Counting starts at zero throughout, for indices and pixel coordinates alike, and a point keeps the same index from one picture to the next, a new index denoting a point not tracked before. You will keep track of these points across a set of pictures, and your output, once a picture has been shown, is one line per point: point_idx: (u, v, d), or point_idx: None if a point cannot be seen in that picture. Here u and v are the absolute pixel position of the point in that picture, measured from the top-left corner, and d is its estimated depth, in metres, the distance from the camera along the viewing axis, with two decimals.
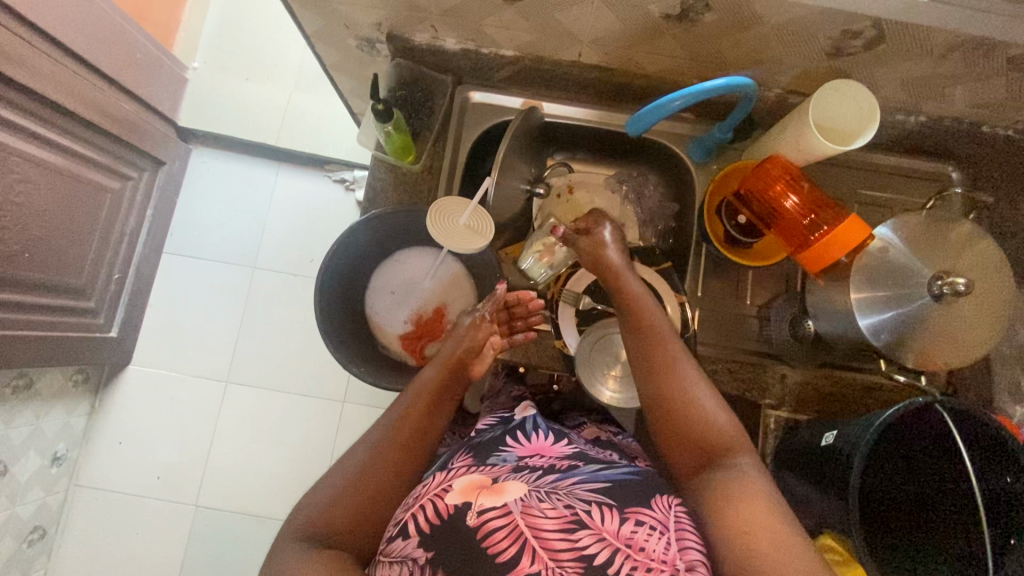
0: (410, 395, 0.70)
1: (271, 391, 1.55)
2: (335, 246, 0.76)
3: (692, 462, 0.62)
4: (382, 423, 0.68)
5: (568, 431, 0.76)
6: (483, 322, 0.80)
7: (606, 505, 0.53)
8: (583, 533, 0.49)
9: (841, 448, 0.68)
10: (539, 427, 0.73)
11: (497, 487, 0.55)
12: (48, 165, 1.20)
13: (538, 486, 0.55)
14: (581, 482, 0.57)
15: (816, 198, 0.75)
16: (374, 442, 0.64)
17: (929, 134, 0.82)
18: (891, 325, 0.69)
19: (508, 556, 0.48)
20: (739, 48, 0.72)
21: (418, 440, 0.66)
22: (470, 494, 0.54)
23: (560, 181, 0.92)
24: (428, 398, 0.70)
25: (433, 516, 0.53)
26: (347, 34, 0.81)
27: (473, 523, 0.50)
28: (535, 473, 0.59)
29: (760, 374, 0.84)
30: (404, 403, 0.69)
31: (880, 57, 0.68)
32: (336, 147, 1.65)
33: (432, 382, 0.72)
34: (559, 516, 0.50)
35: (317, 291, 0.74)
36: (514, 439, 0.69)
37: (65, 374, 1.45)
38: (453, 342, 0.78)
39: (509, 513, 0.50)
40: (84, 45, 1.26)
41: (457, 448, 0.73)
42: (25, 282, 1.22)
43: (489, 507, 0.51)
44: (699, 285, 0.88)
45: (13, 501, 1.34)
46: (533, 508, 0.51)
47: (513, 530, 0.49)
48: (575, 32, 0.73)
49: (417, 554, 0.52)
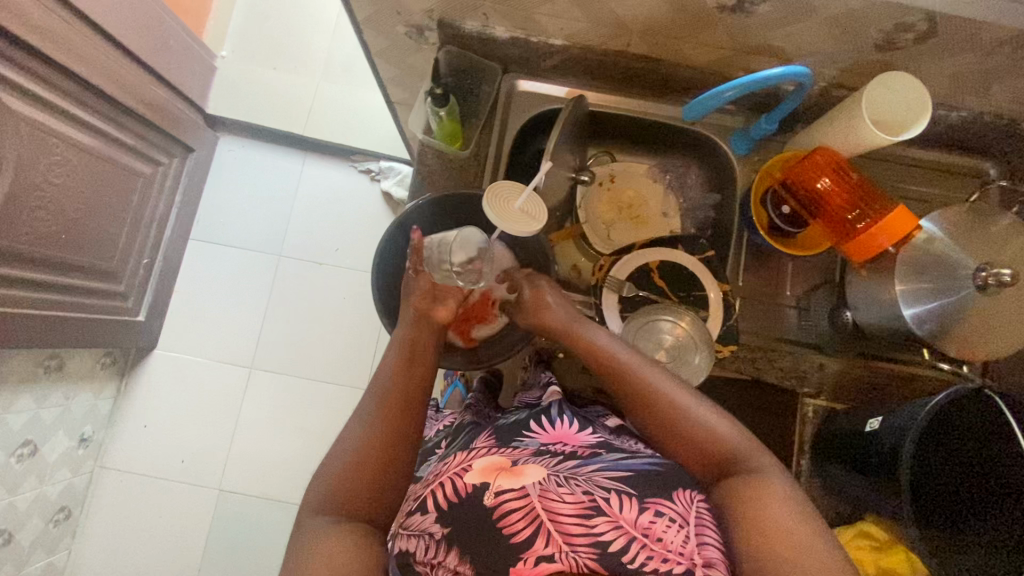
0: (388, 359, 0.74)
1: (295, 378, 1.57)
2: (389, 230, 0.80)
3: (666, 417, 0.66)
4: (367, 394, 0.71)
5: (592, 417, 0.78)
6: (428, 274, 0.82)
7: (625, 494, 0.54)
8: (599, 519, 0.50)
9: (888, 435, 0.70)
10: (564, 413, 0.75)
11: (516, 470, 0.57)
12: (85, 147, 1.22)
13: (556, 471, 0.57)
14: (602, 469, 0.58)
15: (864, 190, 0.76)
16: (369, 405, 0.68)
17: (970, 128, 0.83)
18: (935, 315, 0.71)
19: (523, 536, 0.50)
20: (788, 41, 0.73)
21: (406, 404, 0.69)
22: (490, 474, 0.56)
23: (603, 171, 0.92)
24: (404, 356, 0.74)
25: (451, 494, 0.55)
26: (398, 21, 0.82)
27: (491, 503, 0.52)
28: (556, 458, 0.61)
29: (798, 363, 0.85)
30: (388, 363, 0.74)
31: (928, 51, 0.70)
32: (362, 138, 1.67)
33: (404, 341, 0.76)
34: (576, 502, 0.52)
35: (373, 275, 0.80)
36: (538, 425, 0.72)
37: (94, 357, 1.47)
38: (408, 294, 0.80)
39: (526, 496, 0.52)
40: (122, 30, 1.27)
41: (481, 427, 0.77)
42: (61, 263, 1.24)
43: (506, 488, 0.53)
44: (740, 272, 0.88)
45: (42, 481, 1.36)
46: (551, 492, 0.52)
47: (530, 512, 0.50)
48: (627, 20, 0.75)
49: (434, 529, 0.54)
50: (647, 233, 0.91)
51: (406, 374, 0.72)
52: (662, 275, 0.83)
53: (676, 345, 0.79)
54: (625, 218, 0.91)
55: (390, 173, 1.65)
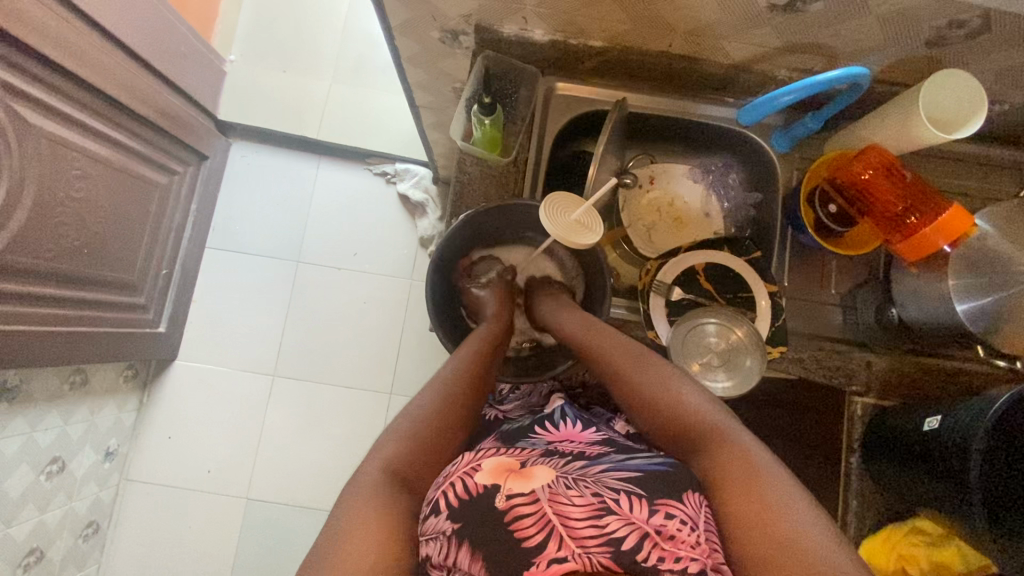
0: (472, 345, 0.79)
1: (319, 384, 1.56)
2: (443, 241, 0.82)
3: (650, 396, 0.69)
4: (449, 365, 0.75)
5: (596, 420, 0.77)
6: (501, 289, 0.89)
7: (635, 494, 0.53)
8: (610, 519, 0.51)
9: (950, 438, 0.70)
10: (568, 415, 0.75)
11: (525, 472, 0.57)
12: (103, 159, 1.20)
13: (565, 472, 0.57)
14: (610, 469, 0.58)
15: (917, 192, 0.77)
16: (440, 394, 0.71)
17: (1013, 122, 0.83)
18: (988, 310, 0.71)
19: (536, 541, 0.51)
20: (836, 38, 0.72)
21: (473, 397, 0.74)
22: (500, 476, 0.57)
23: (643, 172, 0.91)
24: (488, 347, 0.80)
25: (463, 492, 0.56)
26: (433, 27, 0.80)
27: (502, 506, 0.53)
28: (564, 459, 0.61)
29: (846, 361, 0.85)
30: (460, 356, 0.76)
31: (980, 46, 0.69)
32: (377, 140, 1.65)
33: (491, 336, 0.82)
34: (585, 504, 0.52)
35: (428, 283, 0.81)
36: (543, 427, 0.71)
37: (116, 371, 1.45)
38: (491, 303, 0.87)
39: (537, 501, 0.53)
40: (137, 39, 1.25)
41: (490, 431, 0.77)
42: (84, 278, 1.22)
43: (517, 492, 0.54)
44: (784, 272, 0.88)
45: (71, 497, 1.35)
46: (561, 496, 0.53)
47: (541, 517, 0.51)
48: (672, 21, 0.73)
49: (447, 527, 0.54)
50: (689, 236, 0.91)
51: (475, 374, 0.75)
52: (709, 277, 0.84)
53: (727, 349, 0.78)
54: (666, 219, 0.91)
55: (406, 175, 1.63)
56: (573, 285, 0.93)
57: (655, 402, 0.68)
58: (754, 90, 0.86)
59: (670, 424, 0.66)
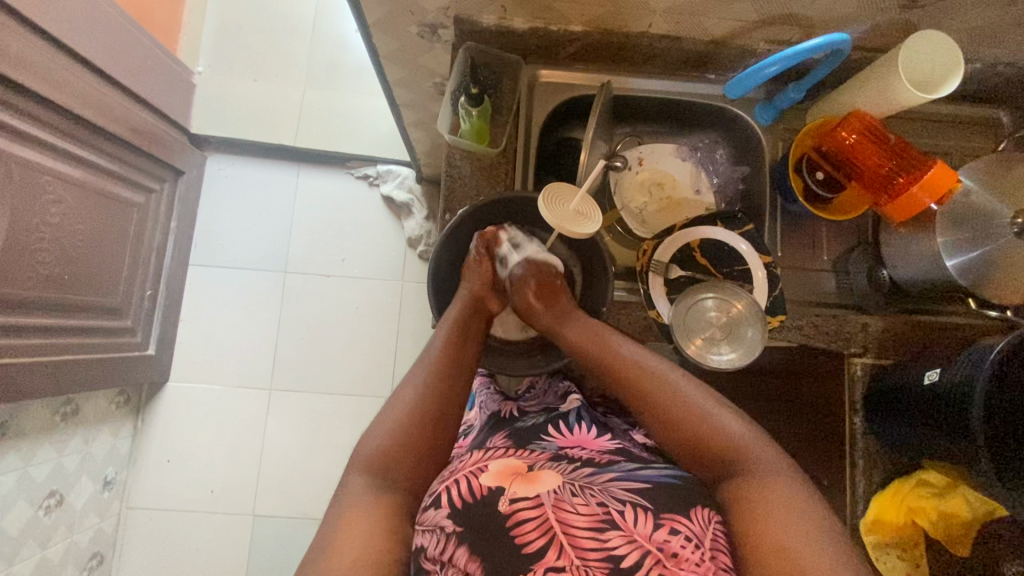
0: (444, 327, 0.77)
1: (317, 394, 1.54)
2: (445, 231, 0.82)
3: (669, 414, 0.65)
4: (417, 362, 0.73)
5: (613, 425, 0.77)
6: (490, 263, 0.85)
7: (641, 507, 0.54)
8: (612, 534, 0.51)
9: (951, 389, 0.72)
10: (582, 419, 0.75)
11: (531, 476, 0.56)
12: (76, 182, 1.16)
13: (572, 478, 0.57)
14: (618, 479, 0.58)
15: (902, 152, 0.78)
16: (426, 371, 0.70)
17: (984, 81, 0.85)
18: (975, 264, 0.73)
19: (536, 546, 0.51)
20: (813, 9, 0.73)
21: (450, 369, 0.71)
22: (505, 479, 0.56)
23: (632, 154, 0.91)
24: (457, 327, 0.77)
25: (466, 493, 0.56)
26: (411, 21, 0.78)
27: (505, 510, 0.52)
28: (572, 464, 0.61)
29: (844, 325, 0.88)
30: (441, 335, 0.75)
31: (950, 8, 0.70)
32: (356, 143, 1.62)
33: (457, 316, 0.79)
34: (589, 513, 0.52)
35: (428, 275, 0.83)
36: (556, 429, 0.73)
37: (108, 398, 1.41)
38: (469, 278, 0.84)
39: (541, 506, 0.52)
40: (102, 55, 1.21)
41: (502, 421, 0.78)
42: (66, 305, 1.19)
43: (521, 496, 0.53)
44: (778, 243, 0.91)
45: (72, 530, 1.32)
46: (566, 502, 0.53)
47: (543, 523, 0.51)
48: (652, 3, 0.73)
49: (446, 523, 0.54)
50: (681, 215, 0.91)
51: (457, 354, 0.74)
52: (705, 254, 0.85)
53: (727, 322, 0.80)
54: (657, 200, 0.90)
55: (388, 177, 1.61)
56: (573, 273, 0.90)
57: (679, 422, 0.65)
58: (734, 65, 0.87)
59: (688, 443, 0.64)
